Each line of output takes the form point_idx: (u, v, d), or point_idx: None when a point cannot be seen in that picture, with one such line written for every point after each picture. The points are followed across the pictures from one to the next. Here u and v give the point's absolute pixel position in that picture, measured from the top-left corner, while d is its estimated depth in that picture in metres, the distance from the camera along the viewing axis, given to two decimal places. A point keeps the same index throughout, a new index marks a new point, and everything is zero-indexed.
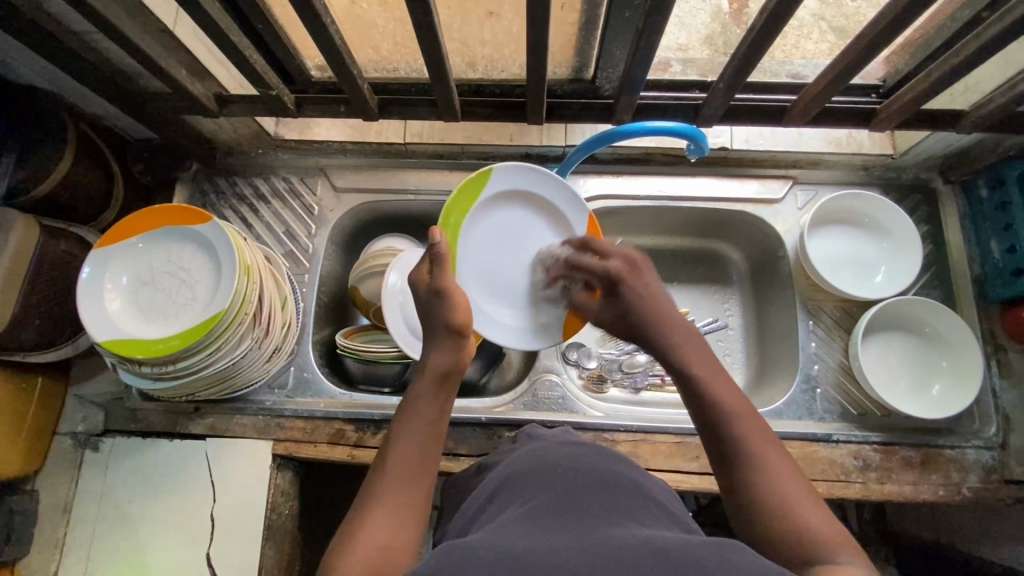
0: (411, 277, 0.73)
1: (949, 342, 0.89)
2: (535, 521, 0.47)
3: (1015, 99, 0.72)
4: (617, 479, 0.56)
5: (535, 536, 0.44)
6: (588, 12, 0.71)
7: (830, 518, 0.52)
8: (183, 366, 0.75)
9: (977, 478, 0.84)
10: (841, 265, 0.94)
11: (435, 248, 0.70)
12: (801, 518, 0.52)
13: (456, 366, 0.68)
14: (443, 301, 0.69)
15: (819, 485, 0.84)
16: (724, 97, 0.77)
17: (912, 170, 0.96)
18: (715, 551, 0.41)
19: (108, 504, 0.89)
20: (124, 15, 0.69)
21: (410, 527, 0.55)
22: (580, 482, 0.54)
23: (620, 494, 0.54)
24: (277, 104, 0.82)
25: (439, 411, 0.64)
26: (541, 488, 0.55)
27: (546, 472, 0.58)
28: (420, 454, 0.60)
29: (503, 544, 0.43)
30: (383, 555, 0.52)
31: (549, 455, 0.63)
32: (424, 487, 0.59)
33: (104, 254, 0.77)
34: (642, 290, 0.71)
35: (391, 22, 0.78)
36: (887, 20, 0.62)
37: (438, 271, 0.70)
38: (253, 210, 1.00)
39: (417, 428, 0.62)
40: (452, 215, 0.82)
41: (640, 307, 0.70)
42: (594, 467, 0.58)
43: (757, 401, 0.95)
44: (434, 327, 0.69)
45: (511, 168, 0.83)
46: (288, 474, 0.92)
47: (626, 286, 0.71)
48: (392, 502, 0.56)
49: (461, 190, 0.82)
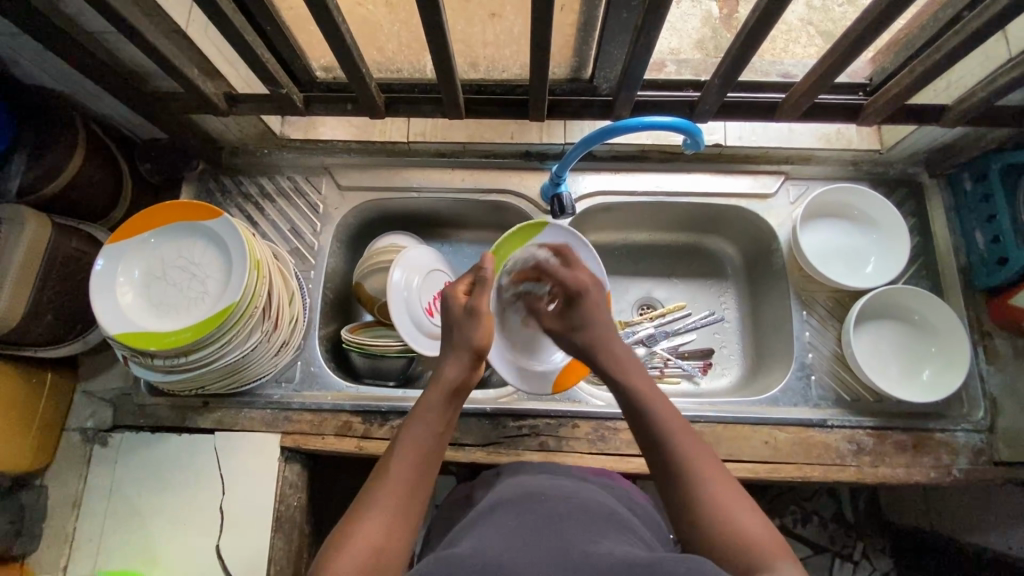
0: (445, 292, 0.79)
1: (938, 328, 0.92)
2: (521, 535, 0.53)
3: (995, 93, 0.75)
4: (599, 508, 0.61)
5: (520, 550, 0.49)
6: (587, 13, 0.75)
7: (762, 522, 0.57)
8: (194, 360, 0.77)
9: (968, 460, 0.87)
10: (832, 257, 0.97)
11: (482, 271, 0.78)
12: (739, 521, 0.57)
13: (469, 381, 0.72)
14: (472, 321, 0.75)
15: (815, 468, 0.87)
16: (719, 94, 0.80)
17: (899, 165, 1.00)
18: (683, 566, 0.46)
19: (117, 498, 0.90)
20: (140, 14, 0.71)
21: (403, 530, 0.59)
22: (565, 508, 0.58)
23: (603, 520, 0.58)
24: (286, 102, 0.84)
25: (444, 423, 0.68)
26: (526, 506, 0.59)
27: (530, 496, 0.62)
28: (419, 460, 0.64)
29: (492, 557, 0.48)
30: (375, 554, 0.56)
31: (535, 484, 0.67)
32: (420, 496, 0.62)
33: (117, 249, 0.79)
34: (594, 307, 0.79)
35: (397, 24, 0.81)
36: (870, 18, 0.66)
37: (475, 292, 0.77)
38: (259, 208, 1.02)
39: (422, 435, 0.66)
40: (503, 248, 0.91)
41: (594, 318, 0.78)
42: (579, 497, 0.63)
43: (755, 389, 0.97)
44: (457, 343, 0.74)
45: (562, 229, 0.93)
46: (296, 466, 0.93)
47: (591, 300, 0.79)
48: (389, 506, 0.59)
49: (517, 232, 0.91)
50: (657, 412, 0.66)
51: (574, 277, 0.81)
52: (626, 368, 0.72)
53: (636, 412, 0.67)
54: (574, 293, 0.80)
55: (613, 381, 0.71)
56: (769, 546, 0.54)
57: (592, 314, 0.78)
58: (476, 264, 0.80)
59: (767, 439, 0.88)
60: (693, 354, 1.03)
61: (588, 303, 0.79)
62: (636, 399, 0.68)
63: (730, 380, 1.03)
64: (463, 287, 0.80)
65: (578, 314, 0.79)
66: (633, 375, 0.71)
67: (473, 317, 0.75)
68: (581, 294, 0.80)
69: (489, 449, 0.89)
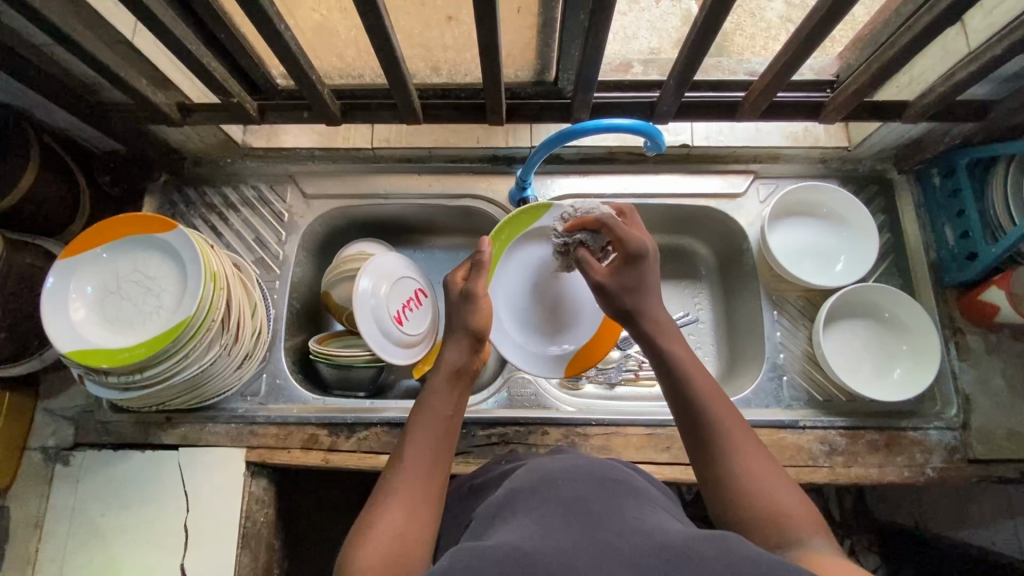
0: (445, 278, 0.79)
1: (908, 325, 0.91)
2: (537, 516, 0.49)
3: (954, 89, 0.74)
4: (619, 480, 0.57)
5: (545, 537, 0.45)
6: (545, 15, 0.73)
7: (801, 499, 0.56)
8: (150, 375, 0.75)
9: (941, 459, 0.86)
10: (803, 256, 0.96)
11: (480, 256, 0.77)
12: (776, 499, 0.56)
13: (471, 366, 0.72)
14: (469, 305, 0.74)
15: (787, 471, 0.85)
16: (676, 94, 0.79)
17: (869, 162, 0.99)
18: (713, 543, 0.44)
19: (78, 519, 0.88)
20: (81, 26, 0.69)
21: (424, 520, 0.58)
22: (581, 481, 0.54)
23: (621, 493, 0.54)
24: (239, 111, 0.83)
25: (454, 407, 0.68)
26: (544, 486, 0.55)
27: (547, 474, 0.57)
28: (432, 451, 0.63)
29: (512, 546, 0.44)
30: (399, 543, 0.55)
31: (552, 460, 0.62)
32: (436, 488, 0.61)
33: (69, 265, 0.77)
34: (650, 272, 0.73)
35: (351, 30, 0.80)
36: (820, 16, 0.64)
37: (473, 276, 0.77)
38: (223, 219, 1.00)
39: (432, 422, 0.66)
40: (503, 232, 0.90)
41: (642, 285, 0.73)
42: (594, 469, 0.58)
43: (728, 391, 0.96)
44: (453, 329, 0.74)
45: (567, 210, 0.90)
46: (262, 481, 0.91)
47: (648, 262, 0.73)
48: (405, 498, 0.59)
49: (518, 214, 0.90)
50: (700, 389, 0.64)
51: (636, 237, 0.74)
52: (669, 337, 0.70)
53: (681, 386, 0.65)
54: (630, 250, 0.73)
55: (659, 356, 0.68)
56: (807, 522, 0.54)
57: (647, 279, 0.73)
58: (474, 249, 0.78)
59: None
60: None
61: (645, 268, 0.73)
62: (680, 369, 0.66)
63: None
64: (462, 274, 0.80)
65: (633, 275, 0.73)
66: (674, 344, 0.69)
67: (469, 301, 0.75)
68: (640, 256, 0.73)
69: (458, 459, 0.88)
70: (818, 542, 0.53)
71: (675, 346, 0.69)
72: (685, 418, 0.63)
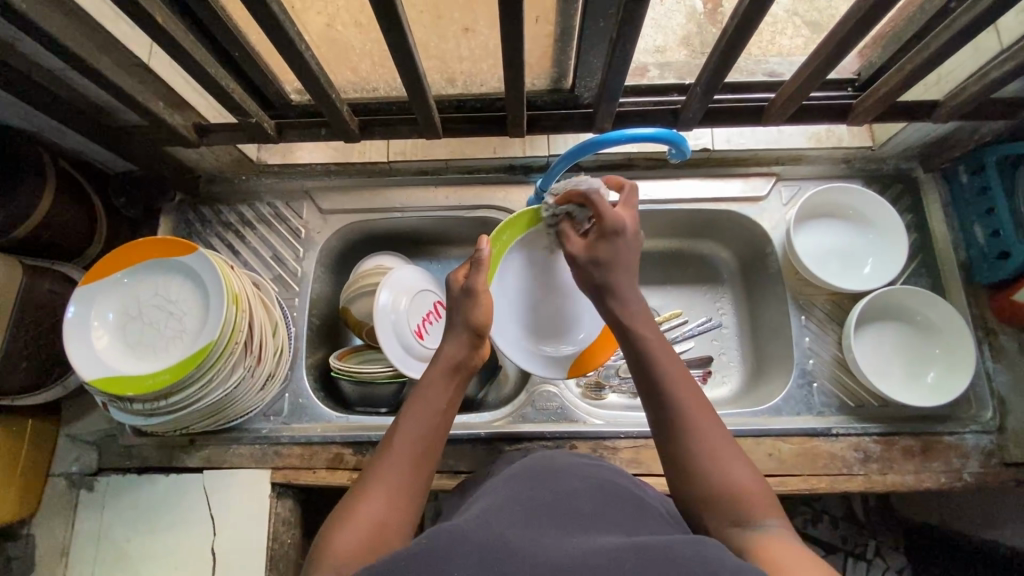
0: (447, 277, 0.78)
1: (941, 328, 0.90)
2: (523, 510, 0.49)
3: (988, 87, 0.72)
4: (618, 488, 0.56)
5: (523, 529, 0.45)
6: (563, 23, 0.71)
7: (759, 483, 0.57)
8: (174, 402, 0.75)
9: (978, 463, 0.85)
10: (829, 258, 0.94)
11: (479, 253, 0.76)
12: (733, 479, 0.57)
13: (472, 362, 0.71)
14: (471, 301, 0.73)
15: (821, 480, 0.84)
16: (702, 101, 0.77)
17: (893, 161, 0.97)
18: (691, 546, 0.42)
19: (105, 545, 0.87)
20: (98, 52, 0.69)
21: (403, 507, 0.58)
22: (581, 488, 0.54)
23: (620, 503, 0.53)
24: (257, 131, 0.82)
25: (448, 401, 0.67)
26: (538, 483, 0.55)
27: (541, 473, 0.58)
28: (422, 444, 0.63)
29: (499, 537, 0.43)
30: (379, 529, 0.55)
31: (557, 461, 0.62)
32: (421, 480, 0.61)
33: (90, 292, 0.76)
34: (624, 250, 0.73)
35: (368, 44, 0.78)
36: (854, 22, 0.63)
37: (473, 274, 0.75)
38: (240, 236, 0.99)
39: (426, 412, 0.65)
40: (504, 233, 0.85)
41: (617, 260, 0.72)
42: (599, 476, 0.58)
43: (757, 398, 0.94)
44: (456, 324, 0.73)
45: None
46: (288, 502, 0.90)
47: (624, 240, 0.73)
48: (387, 484, 0.59)
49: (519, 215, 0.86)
50: (663, 369, 0.64)
51: (616, 215, 0.73)
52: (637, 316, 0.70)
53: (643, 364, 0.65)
54: (608, 228, 0.73)
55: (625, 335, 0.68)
56: (762, 505, 0.55)
57: (620, 255, 0.72)
58: (474, 246, 0.77)
59: (771, 451, 0.85)
60: (692, 364, 0.99)
61: (620, 245, 0.72)
62: (644, 349, 0.66)
63: (730, 389, 1.00)
64: (464, 273, 0.78)
65: (608, 249, 0.72)
66: (645, 326, 0.68)
67: (469, 297, 0.74)
68: (615, 233, 0.72)
69: None
70: (772, 528, 0.53)
71: (643, 325, 0.68)
72: (647, 394, 0.64)
